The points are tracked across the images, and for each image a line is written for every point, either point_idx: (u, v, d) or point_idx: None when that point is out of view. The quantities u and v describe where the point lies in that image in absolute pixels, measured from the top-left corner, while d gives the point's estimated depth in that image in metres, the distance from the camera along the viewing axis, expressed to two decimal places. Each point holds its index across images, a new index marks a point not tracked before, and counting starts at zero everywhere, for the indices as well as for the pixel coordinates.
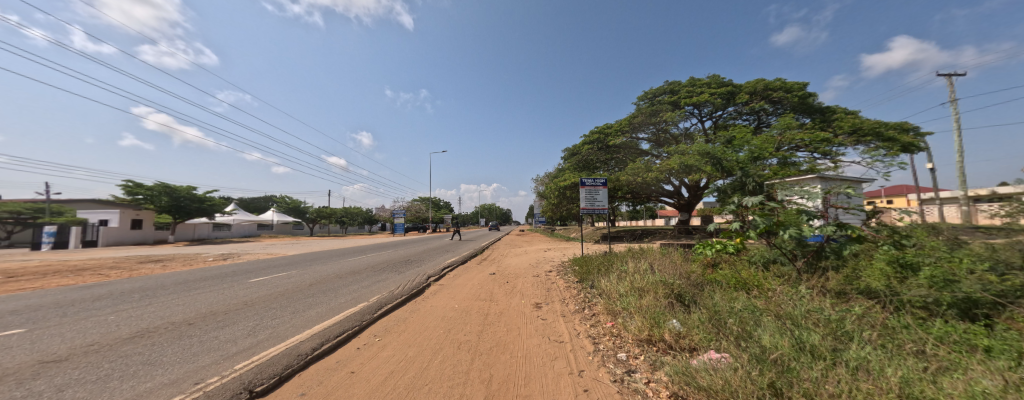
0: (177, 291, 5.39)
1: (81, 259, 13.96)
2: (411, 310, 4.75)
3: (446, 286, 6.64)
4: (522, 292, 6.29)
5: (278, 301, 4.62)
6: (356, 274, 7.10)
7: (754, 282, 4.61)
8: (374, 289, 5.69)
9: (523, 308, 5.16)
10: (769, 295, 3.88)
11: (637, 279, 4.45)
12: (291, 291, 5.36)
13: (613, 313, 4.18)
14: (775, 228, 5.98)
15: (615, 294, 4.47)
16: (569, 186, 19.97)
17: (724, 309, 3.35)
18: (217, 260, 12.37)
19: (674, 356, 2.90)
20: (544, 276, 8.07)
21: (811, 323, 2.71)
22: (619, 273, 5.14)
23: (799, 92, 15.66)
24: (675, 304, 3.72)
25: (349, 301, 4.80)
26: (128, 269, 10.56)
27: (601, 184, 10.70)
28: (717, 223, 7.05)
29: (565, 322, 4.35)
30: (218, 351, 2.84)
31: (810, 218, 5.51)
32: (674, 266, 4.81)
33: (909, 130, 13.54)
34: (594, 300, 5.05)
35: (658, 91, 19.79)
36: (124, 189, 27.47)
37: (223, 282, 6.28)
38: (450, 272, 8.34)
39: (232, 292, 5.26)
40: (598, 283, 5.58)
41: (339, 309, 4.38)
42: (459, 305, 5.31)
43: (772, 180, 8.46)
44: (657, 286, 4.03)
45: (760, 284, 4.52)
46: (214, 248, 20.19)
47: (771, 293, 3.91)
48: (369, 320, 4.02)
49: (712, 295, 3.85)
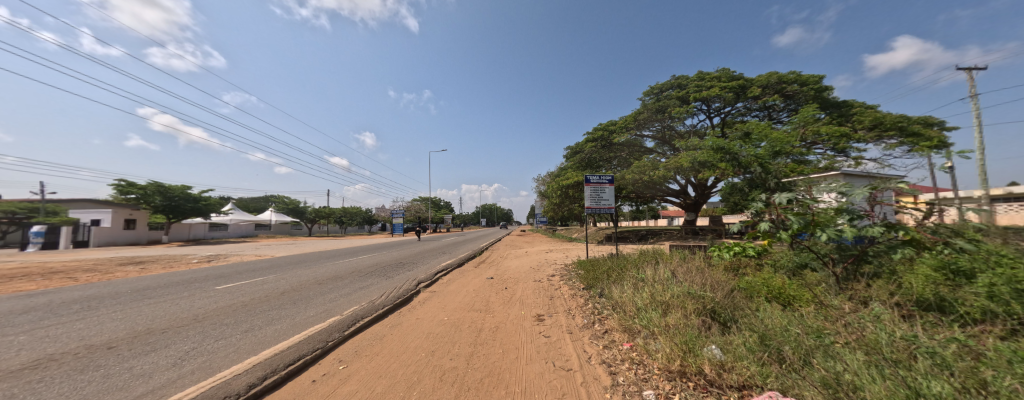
0: (126, 301, 4.69)
1: (62, 261, 13.36)
2: (392, 325, 4.04)
3: (437, 294, 5.94)
4: (522, 302, 5.59)
5: (235, 315, 3.92)
6: (339, 280, 6.39)
7: (799, 295, 3.92)
8: (354, 298, 4.99)
9: (523, 322, 4.46)
10: (824, 313, 3.17)
11: (658, 289, 3.72)
12: (257, 301, 4.66)
13: (630, 330, 3.48)
14: (810, 230, 5.26)
15: (631, 308, 3.77)
16: (572, 185, 19.24)
17: (778, 333, 2.65)
18: (201, 262, 11.71)
19: (719, 398, 2.18)
20: (546, 281, 7.40)
21: (921, 362, 1.96)
22: (634, 281, 4.41)
23: (815, 85, 15.04)
24: (710, 323, 3.01)
25: (321, 313, 4.12)
26: (101, 273, 9.89)
27: (607, 182, 10.01)
28: (737, 224, 6.37)
29: (573, 341, 3.65)
30: (119, 392, 2.15)
31: (853, 218, 4.72)
32: (700, 273, 4.12)
33: (934, 124, 12.78)
34: (606, 313, 4.34)
35: (665, 85, 19.05)
36: (116, 188, 26.92)
37: (186, 288, 5.59)
38: (444, 277, 7.65)
39: (188, 302, 4.54)
40: (609, 292, 4.90)
41: (305, 324, 3.69)
42: (449, 317, 4.60)
43: (794, 178, 7.82)
44: (685, 299, 3.30)
45: (802, 297, 3.85)
46: (207, 248, 19.71)
47: (827, 312, 3.17)
48: (335, 340, 3.30)
49: (756, 314, 3.13)
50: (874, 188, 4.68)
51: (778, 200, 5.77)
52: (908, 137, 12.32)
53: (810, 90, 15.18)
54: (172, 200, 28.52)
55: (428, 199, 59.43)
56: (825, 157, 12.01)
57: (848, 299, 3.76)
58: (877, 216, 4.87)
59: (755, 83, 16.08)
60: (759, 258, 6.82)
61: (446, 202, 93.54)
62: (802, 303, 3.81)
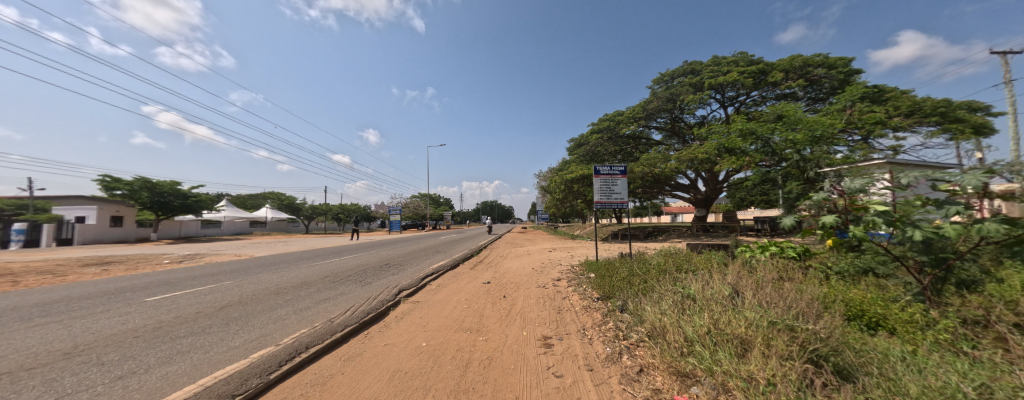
0: (10, 321, 3.60)
1: (24, 261, 12.30)
2: (347, 357, 2.97)
3: (419, 306, 4.86)
4: (523, 317, 4.50)
5: (128, 348, 2.82)
6: (303, 289, 5.33)
7: (922, 340, 2.78)
8: (308, 316, 3.87)
9: (524, 350, 3.37)
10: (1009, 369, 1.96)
11: (723, 314, 2.58)
12: (178, 321, 3.56)
13: (682, 376, 2.38)
14: (890, 229, 4.04)
15: (678, 341, 2.65)
16: (576, 180, 18.06)
17: (948, 395, 1.60)
18: (173, 263, 10.70)
19: None
20: (552, 287, 6.33)
21: None
22: (675, 297, 3.28)
23: (844, 68, 14.11)
24: (825, 376, 1.89)
25: (250, 342, 3.01)
26: (54, 276, 8.85)
27: (620, 173, 8.88)
28: (787, 221, 5.33)
29: (596, 386, 2.55)
30: None
31: (960, 212, 3.45)
32: (770, 289, 2.98)
33: (980, 110, 11.56)
34: (637, 341, 3.23)
35: (677, 72, 17.90)
36: (101, 183, 25.90)
37: (112, 300, 4.55)
38: (432, 282, 6.60)
39: (82, 324, 3.43)
40: (637, 308, 3.79)
41: (216, 362, 2.57)
42: (429, 343, 3.50)
43: (840, 165, 6.64)
44: (773, 336, 2.18)
45: (922, 340, 2.76)
46: (191, 247, 18.61)
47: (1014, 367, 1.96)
48: (248, 393, 2.20)
49: (893, 367, 2.00)
50: (991, 173, 3.39)
51: (841, 191, 4.63)
52: (951, 123, 11.30)
53: (838, 74, 14.16)
54: (162, 196, 27.50)
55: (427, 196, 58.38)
56: (857, 148, 10.92)
57: (987, 345, 2.61)
58: (987, 211, 3.54)
59: (775, 67, 15.00)
60: (801, 261, 5.79)
61: (445, 198, 92.51)
62: (925, 345, 2.66)
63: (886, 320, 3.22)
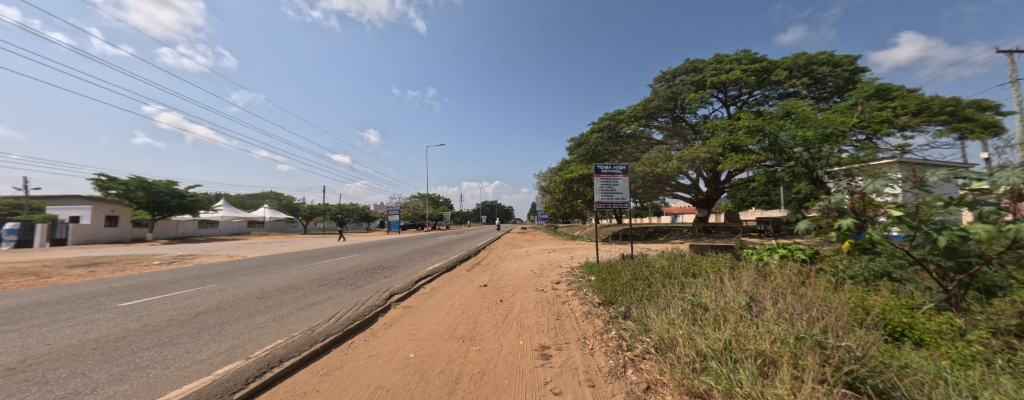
0: None
1: (13, 262, 12.06)
2: (324, 372, 2.70)
3: (410, 312, 4.60)
4: (520, 323, 4.23)
5: (80, 363, 2.55)
6: (288, 292, 5.07)
7: (965, 357, 2.48)
8: (288, 324, 3.60)
9: (520, 362, 3.10)
10: None
11: (744, 329, 2.30)
12: (146, 331, 3.27)
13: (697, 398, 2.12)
14: (912, 231, 3.74)
15: (690, 357, 2.38)
16: (576, 180, 17.81)
17: None
18: (163, 264, 10.43)
19: None
20: (551, 290, 6.06)
21: None
22: (685, 307, 3.00)
23: (849, 66, 13.89)
24: None
25: (219, 355, 2.73)
26: (38, 277, 8.58)
27: (621, 173, 8.59)
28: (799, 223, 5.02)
29: None
30: None
31: (992, 213, 3.15)
32: (790, 299, 2.69)
33: (990, 108, 11.33)
34: (643, 353, 2.96)
35: (679, 70, 17.62)
36: (96, 183, 25.59)
37: (82, 306, 4.26)
38: (426, 286, 6.33)
39: (38, 335, 3.14)
40: (642, 316, 3.53)
41: (175, 380, 2.30)
42: (417, 354, 3.23)
43: (849, 164, 6.37)
44: (803, 355, 1.91)
45: (964, 357, 2.47)
46: (185, 247, 18.32)
47: None
48: None
49: (945, 392, 1.72)
50: None
51: (859, 190, 4.30)
52: (959, 122, 11.06)
53: (844, 72, 13.90)
54: (157, 196, 27.20)
55: (427, 197, 58.18)
56: (863, 147, 10.70)
57: None
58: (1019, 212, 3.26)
59: (779, 66, 14.79)
60: (812, 264, 5.51)
61: (445, 198, 92.26)
62: (970, 364, 2.37)
63: (913, 330, 2.95)
